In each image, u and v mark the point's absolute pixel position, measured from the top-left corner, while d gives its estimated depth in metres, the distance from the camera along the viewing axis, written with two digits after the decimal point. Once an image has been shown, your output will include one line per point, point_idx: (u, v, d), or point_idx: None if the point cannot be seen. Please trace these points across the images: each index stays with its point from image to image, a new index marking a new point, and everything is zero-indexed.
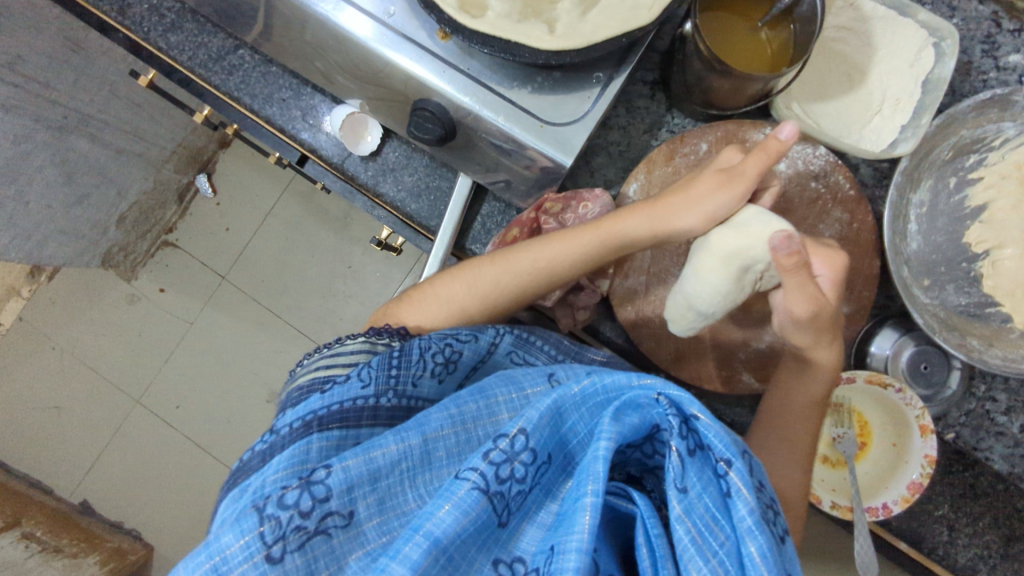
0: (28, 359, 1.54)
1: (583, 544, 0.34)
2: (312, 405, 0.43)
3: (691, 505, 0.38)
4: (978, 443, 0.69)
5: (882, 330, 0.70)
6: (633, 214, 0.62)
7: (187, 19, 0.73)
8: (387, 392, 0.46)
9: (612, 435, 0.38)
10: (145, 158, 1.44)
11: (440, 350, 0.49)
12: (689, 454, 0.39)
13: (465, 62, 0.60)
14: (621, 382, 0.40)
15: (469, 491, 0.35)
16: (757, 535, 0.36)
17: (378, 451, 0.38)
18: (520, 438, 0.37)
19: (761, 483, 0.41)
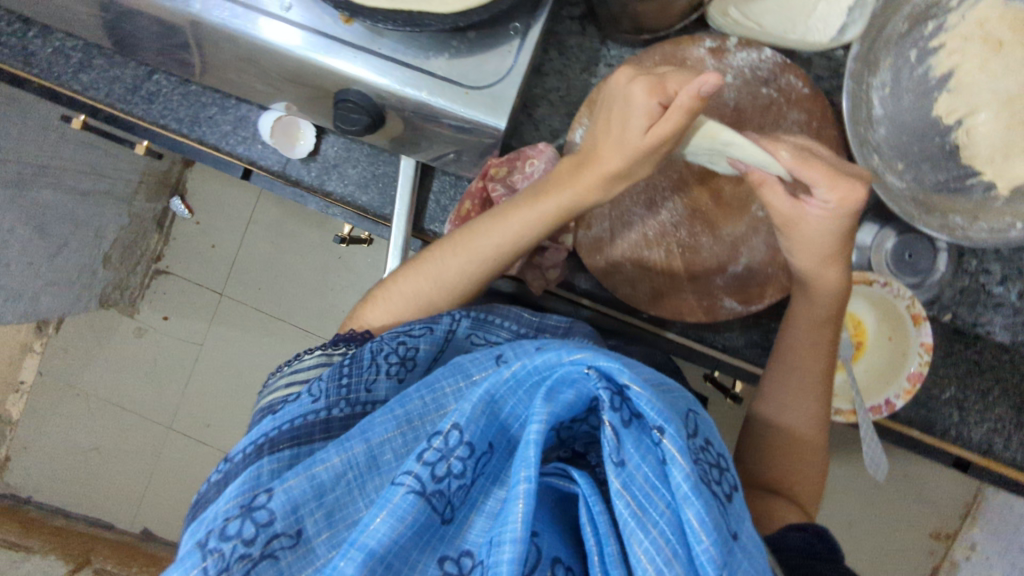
0: (57, 406, 1.61)
1: (518, 533, 0.33)
2: (264, 429, 0.43)
3: (631, 477, 0.36)
4: (977, 318, 0.66)
5: (864, 224, 0.68)
6: (585, 178, 0.59)
7: (94, 55, 0.71)
8: (340, 402, 0.45)
9: (545, 416, 0.37)
10: (113, 194, 1.45)
11: (394, 350, 0.49)
12: (625, 425, 0.37)
13: (375, 41, 0.57)
14: (551, 360, 0.38)
15: (404, 495, 0.35)
16: (694, 500, 0.35)
17: (321, 466, 0.37)
18: (454, 433, 0.37)
19: (703, 442, 0.40)
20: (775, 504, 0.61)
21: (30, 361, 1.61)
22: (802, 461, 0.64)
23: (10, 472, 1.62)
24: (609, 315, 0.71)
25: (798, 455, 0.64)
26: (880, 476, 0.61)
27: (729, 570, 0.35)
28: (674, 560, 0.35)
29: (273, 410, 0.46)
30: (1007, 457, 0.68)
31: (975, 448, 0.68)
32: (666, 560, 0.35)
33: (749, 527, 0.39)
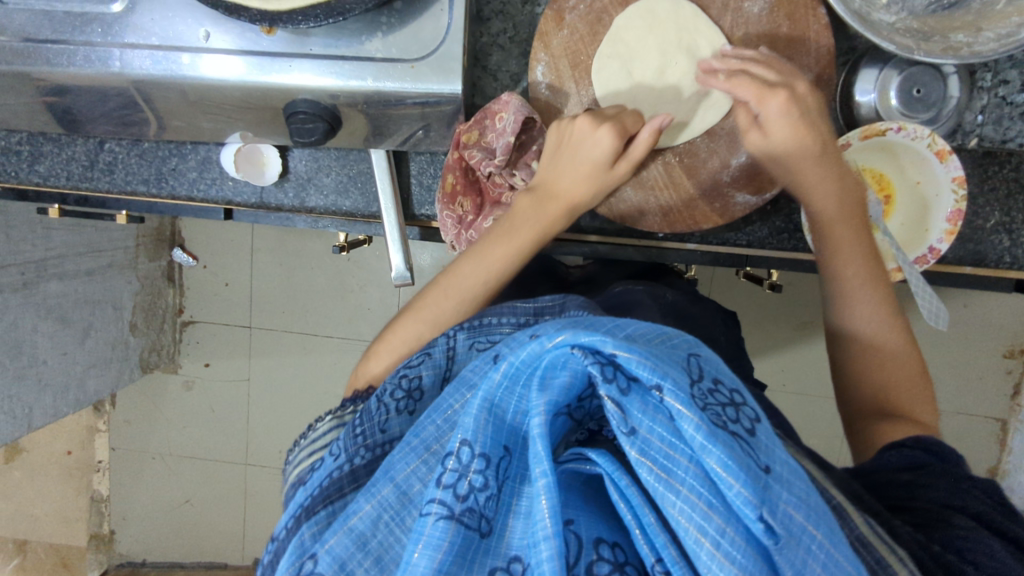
0: (140, 473, 1.67)
1: (549, 529, 0.33)
2: (299, 499, 0.43)
3: (646, 442, 0.34)
4: (1005, 135, 0.62)
5: (860, 75, 0.62)
6: (551, 207, 0.60)
7: (41, 142, 0.69)
8: (360, 449, 0.45)
9: (544, 406, 0.35)
10: (116, 266, 1.43)
11: (398, 386, 0.49)
12: (625, 393, 0.35)
13: (305, 44, 0.55)
14: (534, 351, 0.36)
15: (435, 524, 0.35)
16: (713, 448, 0.33)
17: (355, 517, 0.38)
18: (465, 449, 0.37)
19: (712, 382, 0.37)
20: (882, 425, 0.53)
21: (100, 440, 1.66)
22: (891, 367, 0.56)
23: (119, 543, 1.71)
24: (623, 246, 0.69)
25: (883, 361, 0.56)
26: (944, 324, 0.58)
27: (770, 506, 0.33)
28: (712, 512, 0.32)
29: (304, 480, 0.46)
30: None
31: None
32: (704, 515, 0.32)
33: (784, 455, 0.36)
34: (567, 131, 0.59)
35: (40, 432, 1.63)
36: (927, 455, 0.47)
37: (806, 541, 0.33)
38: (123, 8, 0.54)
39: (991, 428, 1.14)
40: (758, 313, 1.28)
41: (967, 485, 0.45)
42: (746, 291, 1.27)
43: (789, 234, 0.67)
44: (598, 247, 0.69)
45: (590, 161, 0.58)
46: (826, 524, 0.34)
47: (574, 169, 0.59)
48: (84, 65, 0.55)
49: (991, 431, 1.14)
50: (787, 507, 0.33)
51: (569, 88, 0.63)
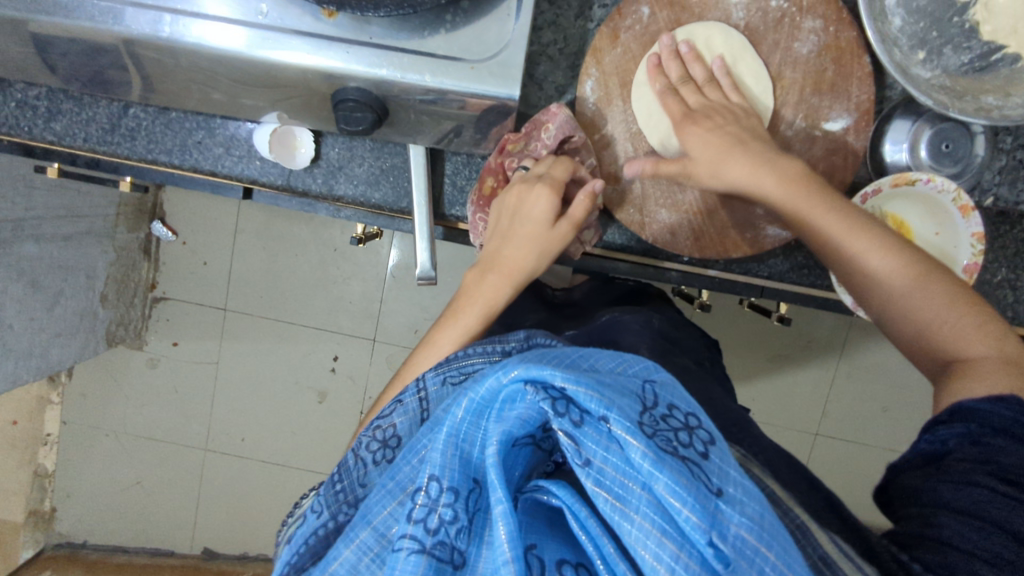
0: (92, 450, 1.59)
1: (508, 553, 0.35)
2: (284, 559, 0.45)
3: (601, 472, 0.37)
4: (1019, 196, 0.66)
5: (893, 124, 0.64)
6: (492, 278, 0.61)
7: (61, 99, 0.66)
8: (343, 506, 0.46)
9: (498, 437, 0.38)
10: (93, 233, 1.35)
11: (374, 437, 0.50)
12: (577, 425, 0.37)
13: (364, 32, 0.53)
14: (493, 386, 0.38)
15: (407, 558, 0.35)
16: (660, 474, 0.35)
17: (335, 563, 0.39)
18: (434, 484, 0.37)
19: (666, 409, 0.40)
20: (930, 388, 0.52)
21: (51, 412, 1.57)
22: (930, 307, 0.53)
23: (61, 522, 1.62)
24: (647, 265, 0.69)
25: (914, 307, 0.54)
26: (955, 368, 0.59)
27: (720, 530, 0.35)
28: (665, 538, 0.35)
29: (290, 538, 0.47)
30: None
31: None
32: (658, 541, 0.35)
33: (739, 474, 0.37)
34: (505, 197, 0.61)
35: None
36: (970, 428, 0.47)
37: (759, 562, 0.35)
38: None
39: None
40: (737, 342, 1.31)
41: (981, 472, 0.44)
42: (729, 319, 1.30)
43: (809, 270, 0.68)
44: (620, 265, 0.69)
45: (531, 225, 0.60)
46: (781, 543, 0.36)
47: (516, 234, 0.60)
48: (133, 26, 0.51)
49: None
50: (737, 529, 0.35)
51: (617, 105, 0.63)
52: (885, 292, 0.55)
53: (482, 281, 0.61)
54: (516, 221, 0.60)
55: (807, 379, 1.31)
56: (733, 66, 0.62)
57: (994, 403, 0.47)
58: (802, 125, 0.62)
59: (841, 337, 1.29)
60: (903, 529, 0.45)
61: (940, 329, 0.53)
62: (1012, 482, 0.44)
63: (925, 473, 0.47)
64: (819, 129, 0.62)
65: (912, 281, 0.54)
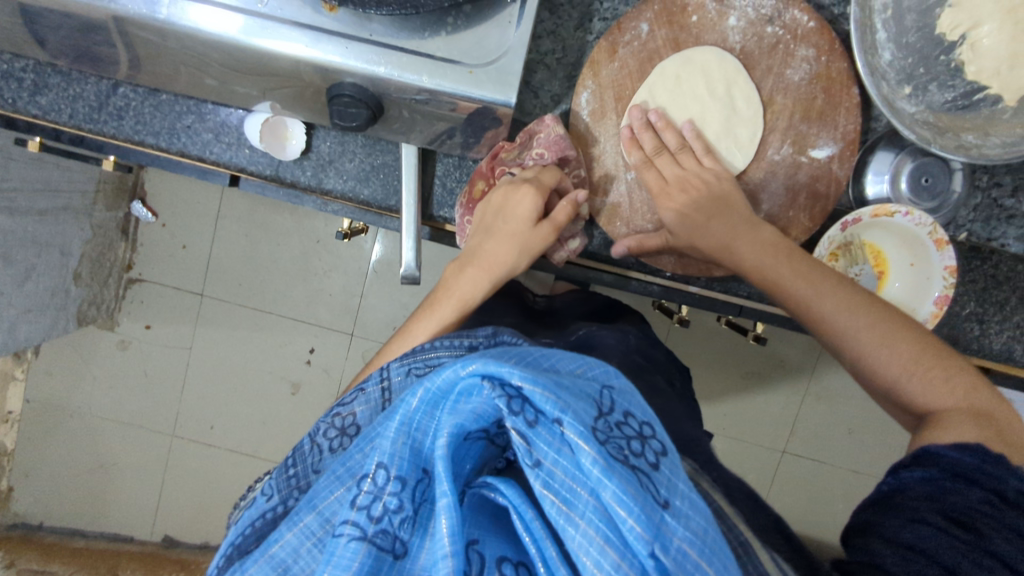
0: (55, 431, 1.55)
1: (447, 548, 0.35)
2: (229, 540, 0.44)
3: (550, 475, 0.37)
4: (991, 234, 0.69)
5: (877, 156, 0.66)
6: (472, 273, 0.62)
7: (48, 74, 0.64)
8: (293, 492, 0.46)
9: (449, 430, 0.38)
10: (71, 209, 1.32)
11: (332, 424, 0.50)
12: (531, 425, 0.37)
13: (364, 28, 0.53)
14: (449, 377, 0.38)
15: (347, 545, 0.36)
16: (609, 481, 0.35)
17: (277, 545, 0.39)
18: (381, 472, 0.38)
19: (622, 416, 0.41)
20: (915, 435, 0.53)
21: (13, 390, 1.52)
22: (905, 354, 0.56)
23: (17, 502, 1.58)
24: (629, 278, 0.70)
25: (883, 358, 0.56)
26: None
27: (662, 543, 0.35)
28: (608, 547, 0.35)
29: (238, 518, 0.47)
30: None
31: (994, 357, 0.72)
32: (601, 549, 0.35)
33: (685, 487, 0.39)
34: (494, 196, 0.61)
35: None
36: (931, 472, 0.48)
37: None
38: None
39: None
40: (712, 357, 1.32)
41: (931, 510, 0.45)
42: (706, 334, 1.31)
43: None
44: (603, 275, 0.70)
45: (516, 223, 0.61)
46: (720, 560, 0.36)
47: (499, 231, 0.61)
48: (129, 6, 0.51)
49: None
50: (681, 543, 0.36)
51: (610, 119, 0.64)
52: (860, 345, 0.57)
53: (460, 273, 0.62)
54: (501, 219, 0.61)
55: (779, 398, 1.34)
56: (709, 103, 0.64)
57: (961, 451, 0.48)
58: (789, 151, 0.64)
59: (813, 358, 1.31)
60: (846, 562, 0.45)
61: (911, 379, 0.55)
62: (964, 525, 0.44)
63: (880, 510, 0.48)
64: (805, 155, 0.64)
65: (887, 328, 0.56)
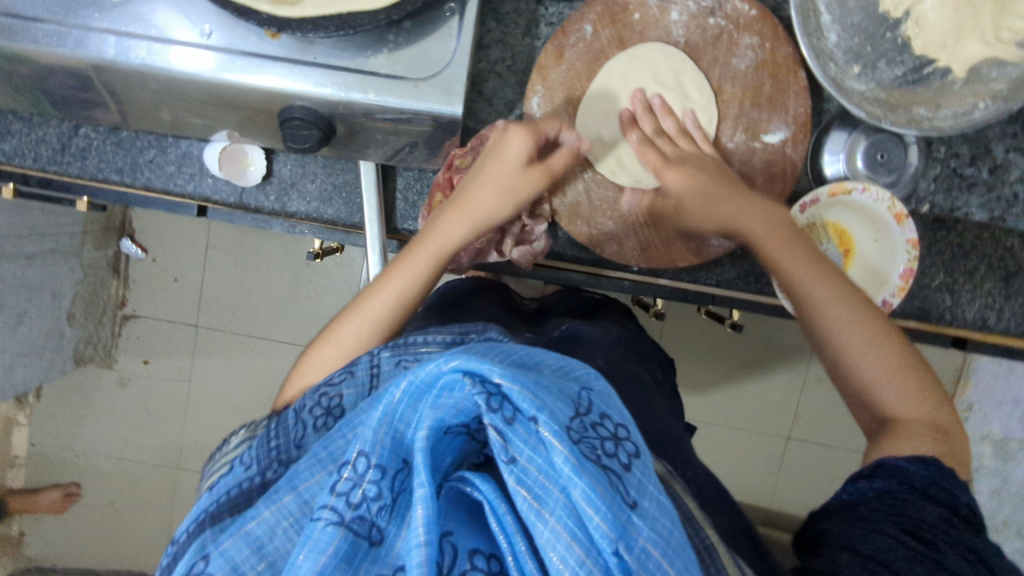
0: (63, 471, 1.57)
1: (422, 537, 0.33)
2: (203, 507, 0.42)
3: (524, 472, 0.35)
4: (954, 203, 0.70)
5: (831, 135, 0.66)
6: (456, 213, 0.58)
7: (10, 121, 0.66)
8: (273, 464, 0.44)
9: (431, 424, 0.36)
10: (60, 251, 1.34)
11: (318, 403, 0.48)
12: (508, 423, 0.35)
13: (309, 52, 0.55)
14: (432, 371, 0.37)
15: (324, 528, 0.34)
16: (578, 480, 0.34)
17: (252, 522, 0.37)
18: (362, 460, 0.36)
19: (598, 417, 0.39)
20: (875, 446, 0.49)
21: (18, 434, 1.53)
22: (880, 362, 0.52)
23: (30, 545, 1.60)
24: (598, 275, 0.71)
25: (861, 360, 0.52)
26: None
27: (627, 542, 0.34)
28: (574, 543, 0.34)
29: (213, 486, 0.45)
30: (999, 327, 0.72)
31: (968, 325, 0.72)
32: (567, 545, 0.34)
33: (655, 490, 0.38)
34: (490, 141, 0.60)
35: None
36: (888, 485, 0.45)
37: None
38: None
39: None
40: (707, 348, 1.32)
41: (890, 523, 0.43)
42: (699, 325, 1.31)
43: (755, 278, 0.70)
44: (574, 276, 0.72)
45: (505, 161, 0.58)
46: (683, 560, 0.36)
47: (488, 174, 0.58)
48: (79, 51, 0.53)
49: None
50: (645, 543, 0.35)
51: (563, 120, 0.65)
52: (840, 342, 0.53)
53: (441, 218, 0.58)
54: (491, 157, 0.59)
55: (778, 384, 1.33)
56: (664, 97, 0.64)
57: (917, 464, 0.45)
58: (743, 138, 0.64)
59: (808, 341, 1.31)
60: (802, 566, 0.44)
61: (885, 386, 0.51)
62: (924, 539, 0.42)
63: (838, 517, 0.45)
64: (758, 141, 0.64)
65: (869, 332, 0.53)
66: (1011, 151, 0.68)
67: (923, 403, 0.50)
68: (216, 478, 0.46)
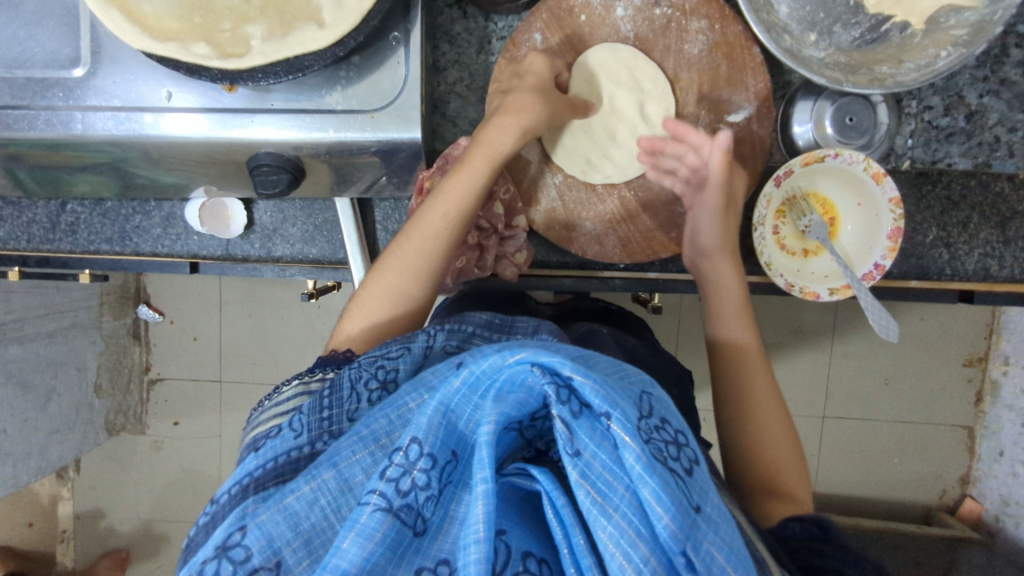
0: (108, 541, 1.58)
1: (480, 533, 0.32)
2: (245, 468, 0.38)
3: (588, 466, 0.34)
4: (935, 155, 0.68)
5: (797, 106, 0.66)
6: (502, 120, 0.57)
7: (0, 207, 0.69)
8: (324, 435, 0.40)
9: (495, 418, 0.35)
10: (78, 326, 1.35)
11: (374, 375, 0.43)
12: (575, 416, 0.34)
13: (266, 99, 0.56)
14: (495, 363, 0.35)
15: (371, 514, 0.33)
16: (650, 479, 0.33)
17: (292, 496, 0.34)
18: (414, 447, 0.34)
19: (659, 421, 0.37)
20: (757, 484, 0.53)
21: (63, 508, 1.57)
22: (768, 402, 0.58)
23: None
24: (589, 277, 0.71)
25: (773, 443, 0.56)
26: (894, 335, 0.60)
27: (693, 543, 0.33)
28: (639, 541, 0.32)
29: (257, 445, 0.41)
30: (1004, 275, 0.70)
31: (972, 277, 0.70)
32: (631, 542, 0.32)
33: (715, 500, 0.36)
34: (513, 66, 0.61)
35: (1, 504, 1.57)
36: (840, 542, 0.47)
37: None
38: (84, 72, 0.56)
39: (959, 437, 1.19)
40: None
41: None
42: None
43: None
44: (564, 281, 0.72)
45: (534, 77, 0.60)
46: (744, 568, 0.34)
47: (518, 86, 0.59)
48: (51, 131, 0.56)
49: (960, 439, 1.19)
50: (710, 547, 0.34)
51: None
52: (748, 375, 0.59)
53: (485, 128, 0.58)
54: (518, 79, 0.60)
55: None
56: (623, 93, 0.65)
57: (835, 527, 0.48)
58: (706, 121, 0.64)
59: None
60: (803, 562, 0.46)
61: (786, 469, 0.56)
62: None
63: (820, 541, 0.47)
64: (723, 122, 0.64)
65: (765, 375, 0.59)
66: (987, 95, 0.67)
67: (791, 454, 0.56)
68: (258, 439, 0.42)
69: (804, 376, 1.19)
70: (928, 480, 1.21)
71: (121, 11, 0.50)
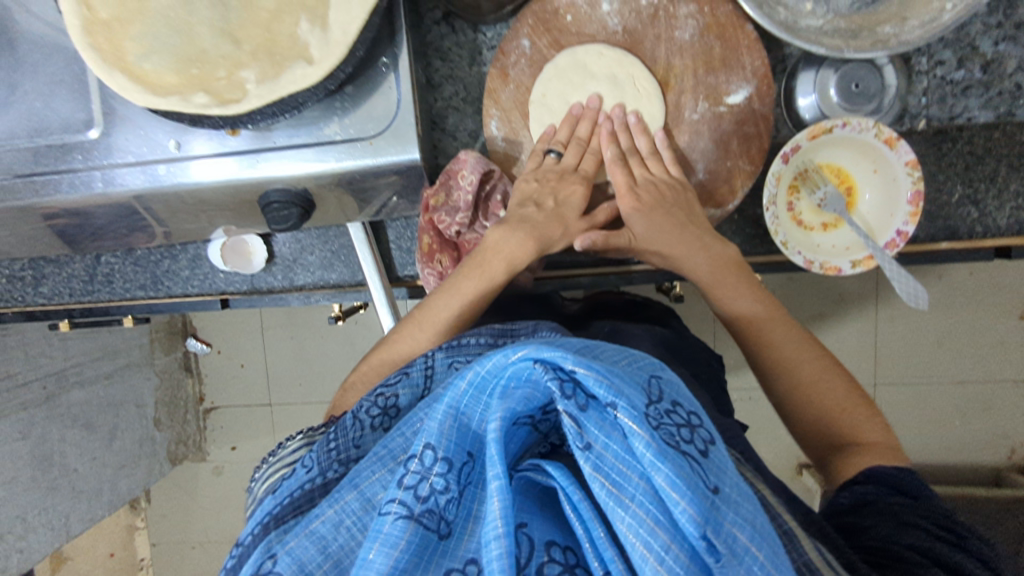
0: (184, 566, 1.63)
1: (499, 529, 0.32)
2: (267, 508, 0.39)
3: (600, 458, 0.34)
4: (952, 112, 0.66)
5: (799, 78, 0.65)
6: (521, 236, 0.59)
7: (43, 266, 0.74)
8: (333, 463, 0.41)
9: (502, 414, 0.35)
10: (133, 364, 1.43)
11: (374, 403, 0.45)
12: (582, 409, 0.34)
13: (269, 138, 0.58)
14: (499, 362, 0.35)
15: (393, 523, 0.33)
16: (662, 465, 0.32)
17: (317, 521, 0.35)
18: (428, 453, 0.35)
19: (671, 404, 0.36)
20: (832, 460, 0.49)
21: (140, 537, 1.62)
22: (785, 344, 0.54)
23: None
24: (606, 273, 0.72)
25: (814, 391, 0.52)
26: (925, 304, 0.58)
27: (715, 526, 0.32)
28: (658, 528, 0.32)
29: (274, 489, 0.42)
30: None
31: (1008, 232, 0.67)
32: (650, 530, 0.32)
33: (737, 478, 0.35)
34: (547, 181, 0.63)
35: None
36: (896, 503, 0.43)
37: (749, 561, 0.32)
38: (98, 133, 0.59)
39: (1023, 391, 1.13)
40: None
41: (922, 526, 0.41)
42: None
43: (761, 239, 0.70)
44: (582, 280, 0.72)
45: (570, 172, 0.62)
46: (771, 546, 0.32)
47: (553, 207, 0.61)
48: (75, 192, 0.60)
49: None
50: (732, 528, 0.32)
51: (524, 135, 0.66)
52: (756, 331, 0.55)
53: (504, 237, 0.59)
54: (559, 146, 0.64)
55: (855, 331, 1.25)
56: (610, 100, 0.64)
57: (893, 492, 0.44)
58: (706, 106, 0.63)
59: None
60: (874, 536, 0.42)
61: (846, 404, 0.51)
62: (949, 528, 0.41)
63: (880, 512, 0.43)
64: (723, 105, 0.63)
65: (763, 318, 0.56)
66: (1002, 42, 0.64)
67: (833, 384, 0.52)
68: (275, 483, 0.44)
69: (851, 347, 1.15)
70: (994, 440, 1.16)
71: (121, 71, 0.53)
